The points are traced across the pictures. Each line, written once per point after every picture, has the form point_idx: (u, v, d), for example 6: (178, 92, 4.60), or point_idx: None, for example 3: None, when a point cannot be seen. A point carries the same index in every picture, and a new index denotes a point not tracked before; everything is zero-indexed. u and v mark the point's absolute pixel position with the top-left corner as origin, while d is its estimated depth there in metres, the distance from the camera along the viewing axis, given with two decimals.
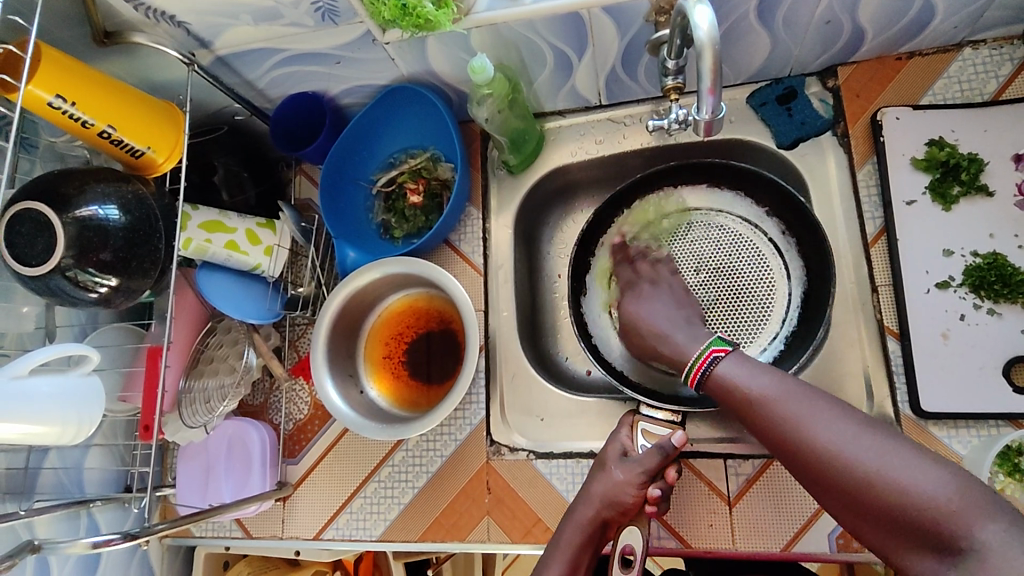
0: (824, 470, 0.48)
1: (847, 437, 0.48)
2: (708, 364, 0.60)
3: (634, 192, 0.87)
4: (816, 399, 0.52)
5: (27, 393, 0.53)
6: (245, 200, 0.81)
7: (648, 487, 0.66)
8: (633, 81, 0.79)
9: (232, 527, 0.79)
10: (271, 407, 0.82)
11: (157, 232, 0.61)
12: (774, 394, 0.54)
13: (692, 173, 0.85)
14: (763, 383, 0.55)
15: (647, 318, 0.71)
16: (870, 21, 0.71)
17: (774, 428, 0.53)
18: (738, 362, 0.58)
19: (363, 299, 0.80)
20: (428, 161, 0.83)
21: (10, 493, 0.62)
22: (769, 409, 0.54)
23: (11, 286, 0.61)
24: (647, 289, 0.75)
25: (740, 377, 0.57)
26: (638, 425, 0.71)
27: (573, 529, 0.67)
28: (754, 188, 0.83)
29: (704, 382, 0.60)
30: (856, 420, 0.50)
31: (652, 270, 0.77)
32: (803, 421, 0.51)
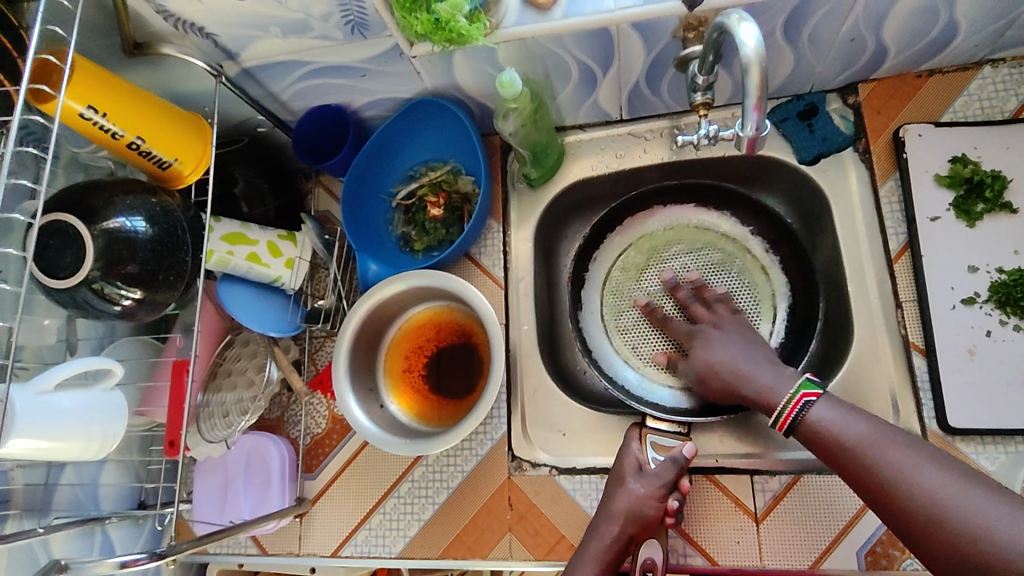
0: (930, 528, 0.49)
1: (945, 489, 0.49)
2: (799, 408, 0.61)
3: (627, 209, 0.89)
4: (916, 449, 0.53)
5: (52, 408, 0.51)
6: (265, 212, 0.79)
7: (667, 500, 0.67)
8: (656, 96, 0.79)
9: (247, 544, 0.78)
10: (289, 420, 0.80)
11: (184, 245, 0.61)
12: (865, 440, 0.55)
13: (682, 193, 0.88)
14: (858, 429, 0.56)
15: (730, 360, 0.70)
16: (894, 39, 0.71)
17: (866, 478, 0.54)
18: (829, 404, 0.59)
19: (386, 312, 0.79)
20: (449, 173, 0.83)
21: (27, 510, 0.60)
22: (868, 457, 0.54)
23: (33, 298, 0.60)
24: (716, 334, 0.74)
25: (833, 421, 0.58)
26: (648, 438, 0.73)
27: (599, 543, 0.66)
28: (739, 207, 0.87)
29: (795, 426, 0.61)
30: (954, 471, 0.51)
31: (714, 315, 0.77)
32: (895, 469, 0.52)
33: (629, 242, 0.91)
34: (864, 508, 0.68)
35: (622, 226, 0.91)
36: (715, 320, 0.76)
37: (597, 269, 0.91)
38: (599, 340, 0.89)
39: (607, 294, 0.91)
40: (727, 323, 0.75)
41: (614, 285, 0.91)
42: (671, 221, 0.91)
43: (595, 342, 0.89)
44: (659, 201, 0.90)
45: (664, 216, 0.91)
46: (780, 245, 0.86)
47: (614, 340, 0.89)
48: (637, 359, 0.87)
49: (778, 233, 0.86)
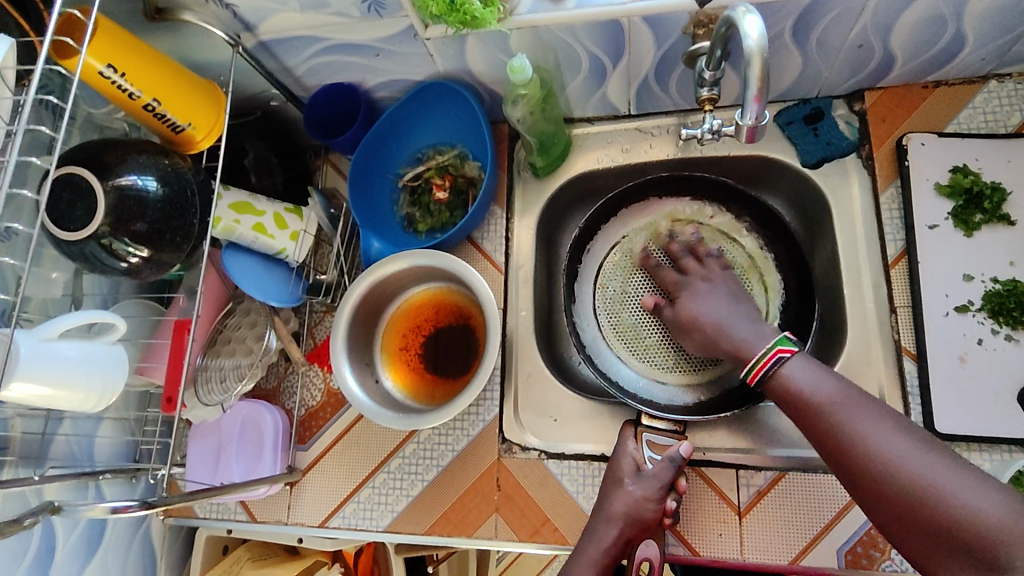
0: (880, 482, 0.49)
1: (902, 449, 0.49)
2: (772, 364, 0.61)
3: (619, 201, 0.90)
4: (876, 409, 0.53)
5: (54, 354, 0.52)
6: (273, 184, 0.81)
7: (666, 500, 0.68)
8: (664, 92, 0.80)
9: (236, 510, 0.79)
10: (285, 390, 0.82)
11: (192, 207, 0.62)
12: (835, 402, 0.55)
13: (676, 186, 0.89)
14: (827, 389, 0.56)
15: (707, 312, 0.72)
16: (901, 47, 0.72)
17: (825, 432, 0.55)
18: (805, 363, 0.60)
19: (386, 289, 0.80)
20: (455, 158, 0.85)
21: (23, 458, 0.61)
22: (830, 414, 0.55)
23: (41, 251, 0.61)
24: (703, 287, 0.76)
25: (802, 381, 0.58)
26: (643, 436, 0.73)
27: (596, 547, 0.66)
28: (730, 201, 0.89)
29: (767, 381, 0.62)
30: (914, 434, 0.50)
31: (703, 270, 0.79)
32: (853, 429, 0.52)
33: (622, 233, 0.93)
34: (847, 507, 0.69)
35: (620, 215, 0.93)
36: (702, 273, 0.78)
37: (591, 262, 0.93)
38: (592, 334, 0.90)
39: (601, 286, 0.92)
40: (716, 278, 0.77)
41: (609, 277, 0.92)
42: (663, 212, 0.92)
43: (589, 336, 0.90)
44: (653, 193, 0.91)
45: (659, 209, 0.92)
46: (772, 238, 0.88)
47: (607, 334, 0.90)
48: (629, 351, 0.89)
49: (771, 228, 0.87)
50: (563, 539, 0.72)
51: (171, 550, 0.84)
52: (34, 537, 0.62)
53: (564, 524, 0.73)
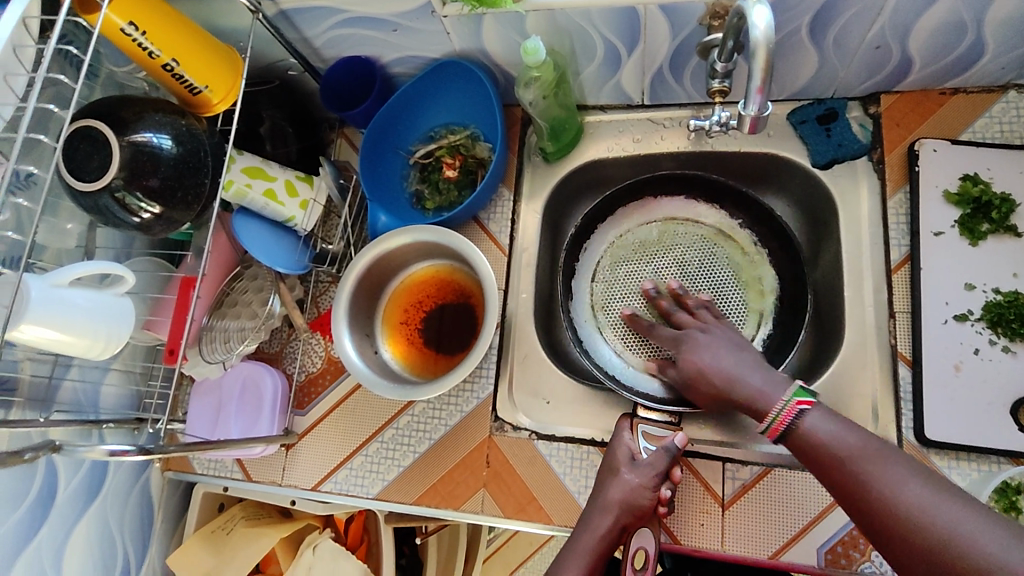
0: (915, 544, 0.47)
1: (935, 503, 0.48)
2: (793, 416, 0.59)
3: (615, 200, 0.91)
4: (904, 465, 0.52)
5: (63, 300, 0.54)
6: (287, 153, 0.82)
7: (660, 489, 0.68)
8: (678, 84, 0.81)
9: (233, 468, 0.81)
10: (287, 356, 0.83)
11: (204, 168, 0.63)
12: (861, 455, 0.53)
13: (673, 186, 0.90)
14: (852, 442, 0.55)
15: (716, 364, 0.69)
16: (919, 51, 0.72)
17: (853, 491, 0.53)
18: (824, 415, 0.58)
19: (389, 264, 0.81)
20: (467, 139, 0.86)
21: (31, 400, 0.64)
22: (859, 471, 0.53)
23: (58, 202, 0.63)
24: (704, 336, 0.73)
25: (826, 435, 0.56)
26: (638, 426, 0.74)
27: (590, 536, 0.67)
28: (727, 200, 0.90)
29: (788, 436, 0.59)
30: (942, 488, 0.49)
31: (704, 320, 0.76)
32: (883, 487, 0.51)
33: (617, 233, 0.94)
34: (830, 506, 0.69)
35: (616, 214, 0.94)
36: (702, 324, 0.75)
37: (588, 259, 0.94)
38: (588, 330, 0.90)
39: (597, 283, 0.93)
40: (716, 328, 0.74)
41: (604, 273, 0.93)
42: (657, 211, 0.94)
43: (585, 331, 0.91)
44: (650, 192, 0.92)
45: (654, 208, 0.94)
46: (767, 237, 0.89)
47: (603, 331, 0.90)
48: (626, 347, 0.89)
49: (770, 228, 0.87)
50: (547, 519, 0.73)
51: (168, 504, 0.86)
52: (36, 477, 0.65)
53: (549, 504, 0.74)
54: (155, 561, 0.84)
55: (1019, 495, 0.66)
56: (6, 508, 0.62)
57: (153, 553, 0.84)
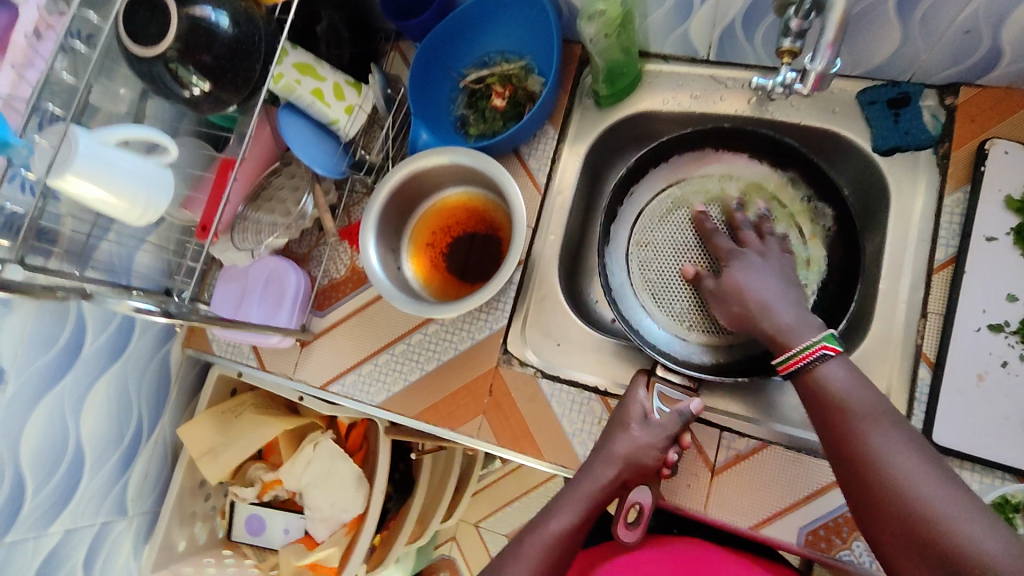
0: (879, 491, 0.50)
1: (911, 466, 0.50)
2: (813, 359, 0.60)
3: (669, 148, 0.88)
4: (898, 427, 0.53)
5: (111, 162, 0.56)
6: (339, 57, 0.82)
7: (668, 452, 0.70)
8: (749, 42, 0.77)
9: (248, 355, 0.84)
10: (313, 259, 0.85)
11: (256, 53, 0.63)
12: (865, 408, 0.55)
13: (736, 141, 0.86)
14: (860, 396, 0.56)
15: (758, 287, 0.69)
16: (1012, 43, 0.67)
17: (841, 438, 0.55)
18: (844, 367, 0.58)
19: (424, 183, 0.81)
20: (520, 70, 0.85)
21: (69, 254, 0.67)
22: (850, 420, 0.55)
23: (114, 65, 0.65)
24: (756, 261, 0.73)
25: (838, 386, 0.57)
26: (655, 387, 0.74)
27: (591, 483, 0.68)
28: (793, 170, 0.86)
29: (801, 375, 0.60)
30: (927, 455, 0.51)
31: (760, 245, 0.76)
32: (871, 440, 0.53)
33: (669, 182, 0.92)
34: (820, 490, 0.69)
35: (666, 163, 0.91)
36: (759, 247, 0.75)
37: (635, 203, 0.92)
38: (620, 279, 0.90)
39: (634, 234, 0.91)
40: (772, 258, 0.74)
41: (644, 224, 0.92)
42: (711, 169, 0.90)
43: (616, 282, 0.90)
44: (709, 145, 0.88)
45: (712, 162, 0.90)
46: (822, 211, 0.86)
47: (636, 282, 0.90)
48: (655, 303, 0.88)
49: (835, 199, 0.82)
50: (538, 453, 0.75)
51: (185, 378, 0.91)
52: (66, 325, 0.69)
53: (543, 440, 0.75)
54: (167, 429, 0.90)
55: (1015, 513, 0.65)
56: (36, 349, 0.66)
57: (165, 420, 0.89)
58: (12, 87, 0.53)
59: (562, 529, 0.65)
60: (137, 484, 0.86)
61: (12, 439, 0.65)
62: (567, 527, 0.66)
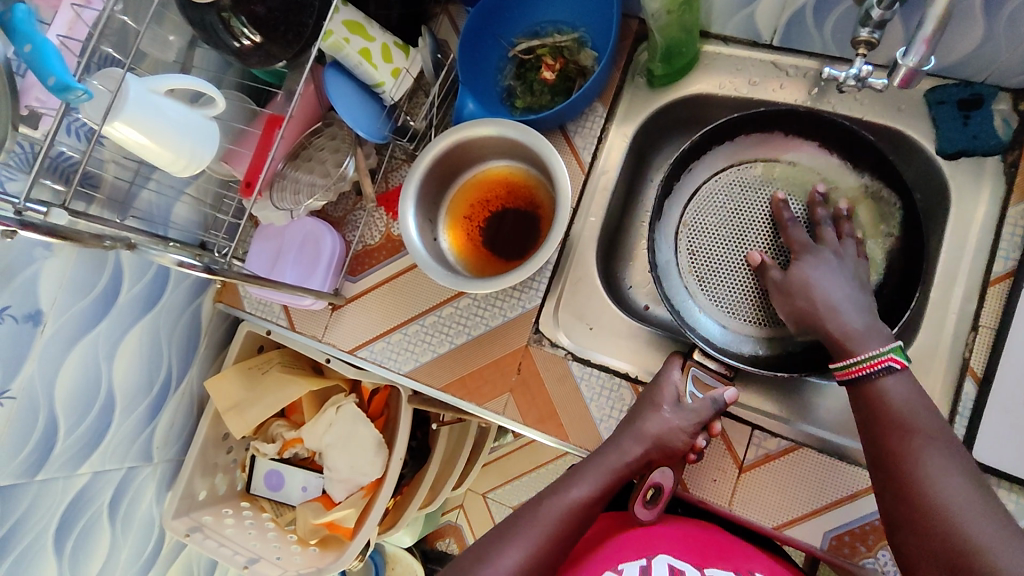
0: (921, 510, 0.50)
1: (958, 491, 0.49)
2: (878, 369, 0.58)
3: (729, 129, 0.84)
4: (951, 451, 0.52)
5: (158, 109, 0.55)
6: (387, 17, 0.79)
7: (697, 437, 0.69)
8: (817, 30, 0.74)
9: (279, 315, 0.84)
10: (349, 223, 0.84)
11: (311, 7, 0.61)
12: (927, 430, 0.54)
13: (804, 126, 0.81)
14: (919, 415, 0.55)
15: (828, 286, 0.68)
16: None
17: (890, 452, 0.54)
18: (906, 383, 0.57)
19: (469, 152, 0.79)
20: (573, 42, 0.82)
21: (110, 201, 0.66)
22: (904, 438, 0.54)
23: (165, 11, 0.64)
24: (830, 259, 0.70)
25: (898, 402, 0.56)
26: (690, 370, 0.74)
27: (618, 457, 0.68)
28: (865, 165, 0.80)
29: (861, 382, 0.59)
30: (981, 491, 0.50)
31: (836, 242, 0.73)
32: (928, 462, 0.52)
33: (730, 162, 0.87)
34: (849, 498, 0.68)
35: (728, 143, 0.86)
36: (836, 245, 0.72)
37: (690, 181, 0.88)
38: (666, 258, 0.87)
39: (687, 211, 0.88)
40: (846, 259, 0.71)
41: (699, 201, 0.88)
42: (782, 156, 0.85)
43: (662, 259, 0.87)
44: (780, 128, 0.83)
45: (778, 147, 0.85)
46: None
47: (682, 265, 0.87)
48: (700, 288, 0.86)
49: (893, 194, 0.79)
50: (564, 435, 0.74)
51: (214, 332, 0.91)
52: (104, 273, 0.69)
53: (570, 423, 0.75)
54: (194, 381, 0.91)
55: None
56: (73, 294, 0.66)
57: (193, 373, 0.90)
58: (70, 28, 0.52)
59: (583, 497, 0.65)
60: (163, 434, 0.87)
61: (47, 381, 0.66)
62: (586, 498, 0.65)
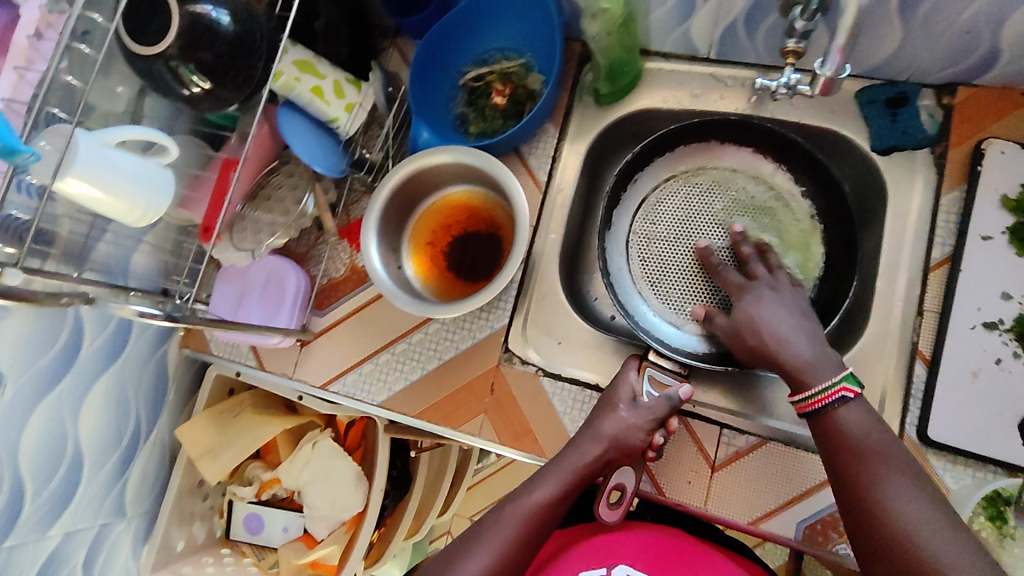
0: (895, 542, 0.51)
1: (928, 521, 0.51)
2: (834, 400, 0.60)
3: (674, 138, 0.88)
4: (912, 478, 0.55)
5: (108, 160, 0.55)
6: (338, 53, 0.80)
7: (654, 434, 0.70)
8: (749, 41, 0.78)
9: (247, 355, 0.83)
10: (312, 258, 0.85)
11: (258, 51, 0.63)
12: (883, 457, 0.56)
13: (739, 134, 0.86)
14: (877, 444, 0.57)
15: (773, 322, 0.69)
16: (1010, 44, 0.68)
17: (856, 481, 0.56)
18: (860, 412, 0.59)
19: (424, 181, 0.81)
20: (520, 68, 0.85)
21: (66, 256, 0.65)
22: (867, 468, 0.56)
23: (111, 62, 0.64)
24: (769, 294, 0.72)
25: (856, 431, 0.58)
26: (647, 370, 0.76)
27: (578, 457, 0.69)
28: (799, 166, 0.86)
29: (818, 415, 0.61)
30: (947, 517, 0.52)
31: (772, 278, 0.75)
32: (891, 492, 0.54)
33: (674, 170, 0.91)
34: (816, 488, 0.70)
35: (670, 153, 0.91)
36: (770, 281, 0.75)
37: (636, 190, 0.92)
38: (619, 266, 0.90)
39: (638, 218, 0.91)
40: (785, 289, 0.73)
41: (647, 209, 0.91)
42: (721, 160, 0.90)
43: (615, 268, 0.90)
44: (718, 136, 0.88)
45: (715, 154, 0.90)
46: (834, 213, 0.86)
47: (635, 272, 0.90)
48: (653, 292, 0.89)
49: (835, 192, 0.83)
50: (541, 451, 0.75)
51: (182, 379, 0.90)
52: (64, 328, 0.68)
53: (545, 438, 0.76)
54: (163, 430, 0.89)
55: (1007, 506, 0.66)
56: (34, 352, 0.65)
57: (163, 422, 0.88)
58: (14, 90, 0.53)
59: (544, 499, 0.66)
60: (136, 487, 0.86)
61: (10, 445, 0.64)
62: (548, 498, 0.66)
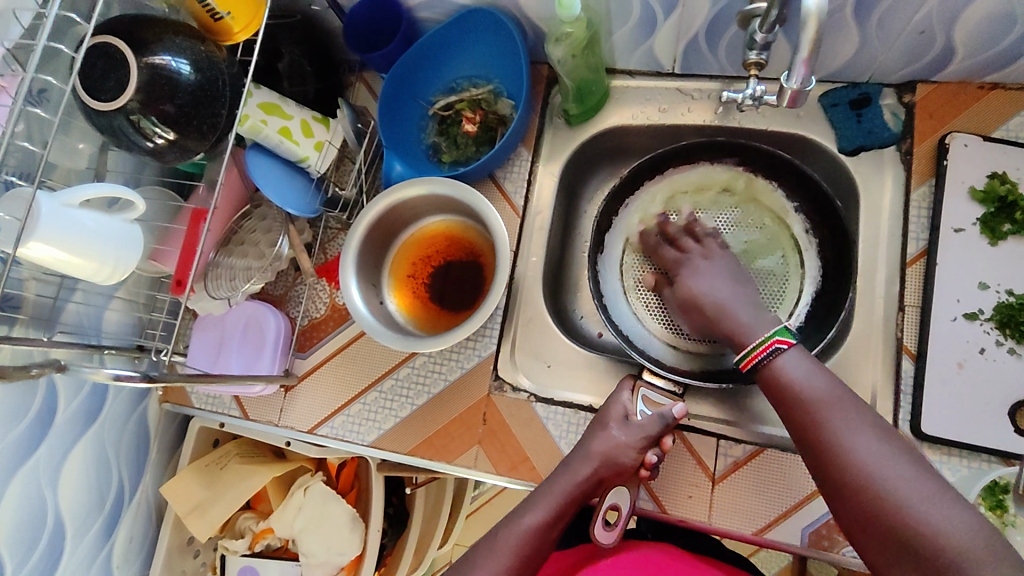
0: (848, 481, 0.52)
1: (877, 454, 0.52)
2: (770, 351, 0.62)
3: (663, 162, 0.88)
4: (857, 414, 0.55)
5: (72, 220, 0.53)
6: (304, 92, 0.81)
7: (645, 453, 0.69)
8: (712, 54, 0.79)
9: (230, 405, 0.81)
10: (291, 299, 0.83)
11: (222, 98, 0.62)
12: (825, 399, 0.57)
13: (726, 154, 0.87)
14: (820, 386, 0.58)
15: (708, 290, 0.73)
16: (963, 40, 0.70)
17: (807, 427, 0.57)
18: (801, 358, 0.61)
19: (403, 213, 0.80)
20: (489, 94, 0.84)
21: (34, 319, 0.63)
22: (815, 413, 0.57)
23: (71, 119, 0.63)
24: (702, 264, 0.77)
25: (798, 377, 0.59)
26: (639, 390, 0.74)
27: (569, 479, 0.68)
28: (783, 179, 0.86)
29: (759, 369, 0.63)
30: (893, 445, 0.53)
31: (703, 247, 0.80)
32: (836, 430, 0.55)
33: (665, 192, 0.91)
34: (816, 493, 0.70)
35: (658, 176, 0.91)
36: (702, 251, 0.79)
37: (627, 216, 0.92)
38: (613, 288, 0.90)
39: (630, 241, 0.91)
40: (715, 255, 0.78)
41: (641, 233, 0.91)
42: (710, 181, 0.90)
43: (609, 289, 0.90)
44: (702, 157, 0.88)
45: (706, 173, 0.90)
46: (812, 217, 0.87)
47: (628, 293, 0.90)
48: (647, 313, 0.89)
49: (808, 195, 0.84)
50: (538, 478, 0.74)
51: (164, 433, 0.87)
52: (37, 394, 0.65)
53: (542, 464, 0.74)
54: (149, 488, 0.86)
55: (1005, 495, 0.67)
56: (5, 423, 0.62)
57: (148, 480, 0.85)
58: None
59: (535, 523, 0.65)
60: (122, 550, 0.82)
61: None
62: (540, 522, 0.65)
